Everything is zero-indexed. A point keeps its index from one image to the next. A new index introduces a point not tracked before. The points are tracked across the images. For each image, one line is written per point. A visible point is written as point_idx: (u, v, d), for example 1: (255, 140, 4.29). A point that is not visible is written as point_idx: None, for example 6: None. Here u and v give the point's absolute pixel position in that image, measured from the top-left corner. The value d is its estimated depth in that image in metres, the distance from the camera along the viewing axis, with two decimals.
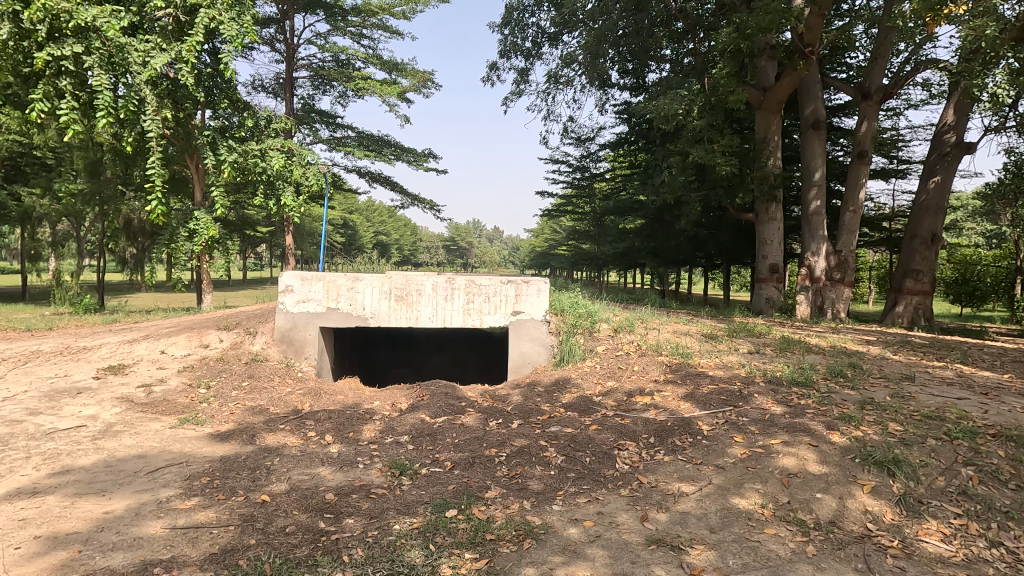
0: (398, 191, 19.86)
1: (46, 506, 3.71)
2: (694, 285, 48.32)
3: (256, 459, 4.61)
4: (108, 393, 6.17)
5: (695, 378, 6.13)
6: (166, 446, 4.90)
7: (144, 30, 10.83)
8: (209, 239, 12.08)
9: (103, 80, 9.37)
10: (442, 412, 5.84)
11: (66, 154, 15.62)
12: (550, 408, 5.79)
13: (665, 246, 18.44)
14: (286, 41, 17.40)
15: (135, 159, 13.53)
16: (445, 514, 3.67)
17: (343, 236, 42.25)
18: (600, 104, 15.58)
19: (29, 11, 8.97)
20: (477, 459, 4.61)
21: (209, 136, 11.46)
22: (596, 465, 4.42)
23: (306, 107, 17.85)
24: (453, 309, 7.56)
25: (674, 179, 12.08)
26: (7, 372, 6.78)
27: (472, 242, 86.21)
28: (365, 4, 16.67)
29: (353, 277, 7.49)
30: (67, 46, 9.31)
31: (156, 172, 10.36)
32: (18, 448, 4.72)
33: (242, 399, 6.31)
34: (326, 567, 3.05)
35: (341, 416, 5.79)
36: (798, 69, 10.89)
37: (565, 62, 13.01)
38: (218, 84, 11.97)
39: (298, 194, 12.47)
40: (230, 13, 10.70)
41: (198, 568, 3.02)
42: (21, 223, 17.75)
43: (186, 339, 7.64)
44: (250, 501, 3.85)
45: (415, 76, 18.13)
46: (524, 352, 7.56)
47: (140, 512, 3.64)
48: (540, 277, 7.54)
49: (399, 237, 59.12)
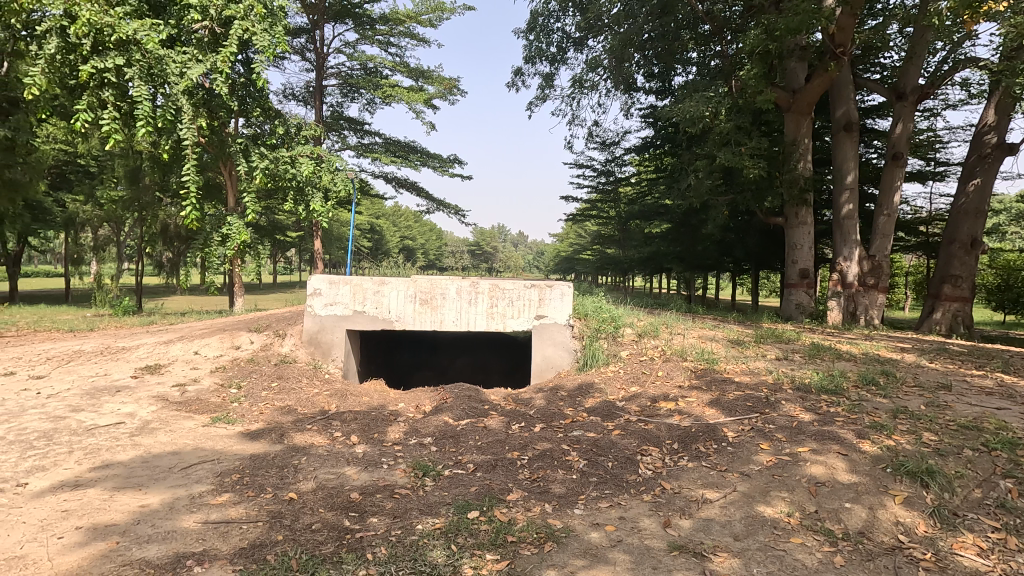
0: (424, 198, 20.08)
1: (87, 498, 3.87)
2: (722, 290, 47.70)
3: (283, 457, 4.72)
4: (145, 392, 6.39)
5: (720, 384, 6.05)
6: (199, 443, 5.06)
7: (182, 42, 11.25)
8: (241, 243, 12.40)
9: (143, 91, 9.81)
10: (466, 415, 5.88)
11: (108, 161, 16.34)
12: (573, 412, 5.79)
13: (691, 250, 18.22)
14: (316, 50, 17.85)
15: (172, 167, 14.02)
16: (467, 516, 3.70)
17: (370, 241, 42.88)
18: (625, 108, 15.50)
19: (76, 27, 9.54)
20: (500, 461, 4.64)
21: (242, 143, 11.90)
22: (619, 470, 4.41)
23: (334, 114, 18.22)
24: (476, 313, 7.61)
25: (701, 183, 11.93)
26: (51, 370, 7.10)
27: (495, 247, 86.93)
28: (392, 13, 16.99)
29: (379, 280, 7.58)
30: (110, 59, 9.84)
31: (191, 178, 10.71)
32: (61, 443, 4.92)
33: (271, 399, 6.49)
34: (350, 564, 3.11)
35: (367, 417, 5.88)
36: (830, 70, 10.67)
37: (590, 66, 13.02)
38: (251, 93, 12.34)
39: (327, 200, 12.71)
40: (262, 24, 11.04)
41: (227, 563, 3.11)
42: (65, 227, 18.58)
43: (218, 341, 7.87)
44: (279, 498, 3.94)
45: (441, 83, 18.36)
46: (547, 355, 7.56)
47: (174, 506, 3.77)
48: (564, 281, 7.59)
49: (424, 242, 59.80)
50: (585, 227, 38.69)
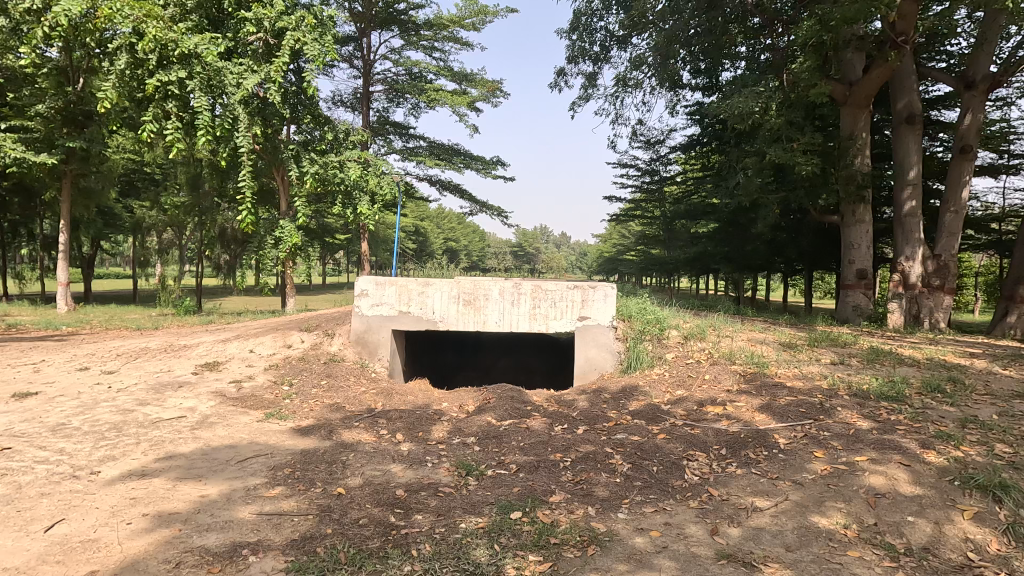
0: (467, 200, 20.29)
1: (152, 487, 4.10)
2: (773, 291, 46.02)
3: (332, 453, 4.87)
4: (204, 388, 6.72)
5: (771, 389, 5.85)
6: (254, 438, 5.28)
7: (239, 54, 11.78)
8: (292, 246, 12.87)
9: (203, 102, 10.35)
10: (509, 415, 5.90)
11: (172, 169, 17.29)
12: (617, 415, 5.72)
13: (740, 250, 17.68)
14: (363, 57, 18.34)
15: (230, 174, 14.69)
16: (510, 517, 3.71)
17: (415, 243, 43.64)
18: (671, 106, 15.21)
19: (143, 43, 10.20)
20: (542, 462, 4.63)
21: (293, 149, 12.36)
22: (664, 475, 4.32)
23: (380, 119, 18.66)
24: (519, 314, 7.62)
25: (750, 181, 11.58)
26: (121, 366, 7.57)
27: (538, 248, 86.84)
28: (437, 18, 17.26)
29: (424, 281, 7.72)
30: (173, 72, 10.44)
31: (247, 184, 11.20)
32: (130, 434, 5.24)
33: (321, 396, 6.70)
34: (396, 559, 3.17)
35: (412, 416, 5.99)
36: (890, 61, 10.17)
37: (634, 64, 12.85)
38: (302, 101, 12.79)
39: (374, 203, 13.04)
40: (312, 34, 11.42)
41: (280, 553, 3.23)
42: (133, 232, 19.78)
43: (272, 339, 8.19)
44: (328, 492, 4.07)
45: (484, 86, 18.52)
46: (590, 357, 7.50)
47: (231, 497, 3.95)
48: (607, 282, 7.50)
49: (467, 244, 60.40)
50: (629, 227, 38.14)
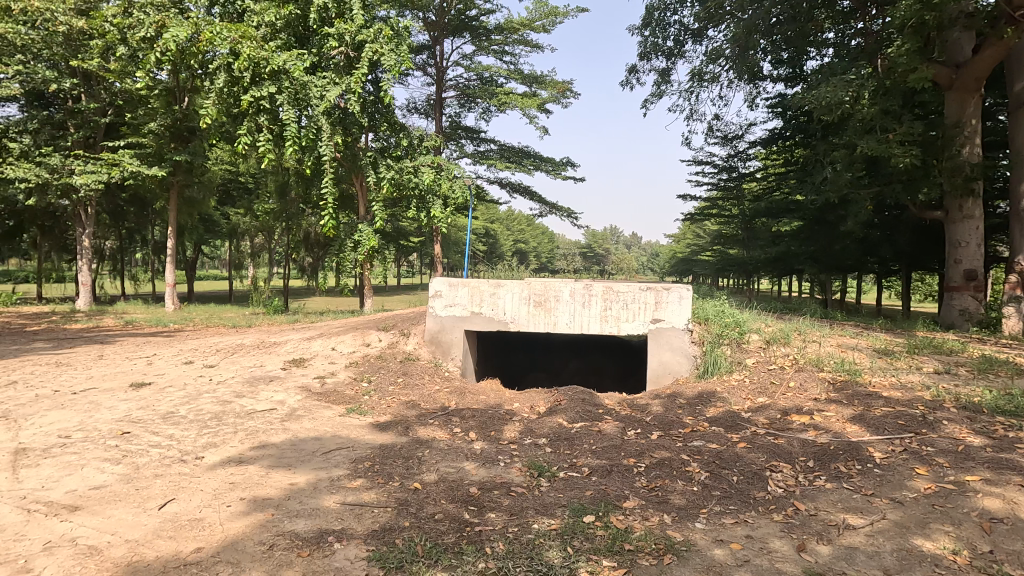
0: (537, 201, 20.36)
1: (248, 473, 4.43)
2: (864, 294, 42.75)
3: (409, 448, 5.04)
4: (292, 382, 7.18)
5: (865, 399, 5.44)
6: (337, 431, 5.57)
7: (322, 67, 12.48)
8: (370, 249, 13.46)
9: (291, 114, 11.08)
10: (581, 417, 5.87)
11: (263, 178, 18.59)
12: (693, 421, 5.54)
13: (828, 249, 16.57)
14: (436, 65, 18.87)
15: (314, 181, 15.59)
16: (583, 520, 3.69)
17: (485, 244, 44.29)
18: (750, 99, 14.53)
19: (239, 62, 11.10)
20: (615, 467, 4.56)
21: (371, 156, 12.92)
22: (745, 486, 4.13)
23: (453, 124, 19.12)
24: (590, 315, 7.55)
25: (839, 176, 10.83)
26: (220, 360, 8.23)
27: (608, 249, 85.57)
28: (507, 22, 17.45)
29: (495, 283, 7.82)
30: (265, 88, 11.25)
31: (329, 190, 11.85)
32: (228, 423, 5.68)
33: (398, 393, 6.97)
34: (470, 555, 3.24)
35: (484, 415, 6.10)
36: (1004, 39, 9.18)
37: (710, 57, 12.40)
38: (380, 110, 13.33)
39: (446, 207, 13.39)
40: (389, 45, 11.89)
41: (361, 542, 3.39)
42: (229, 237, 21.44)
43: (352, 338, 8.61)
44: (405, 487, 4.22)
45: (554, 87, 18.52)
46: (664, 361, 7.30)
47: (317, 486, 4.19)
48: (682, 284, 7.28)
49: (536, 245, 60.58)
50: (705, 227, 36.75)
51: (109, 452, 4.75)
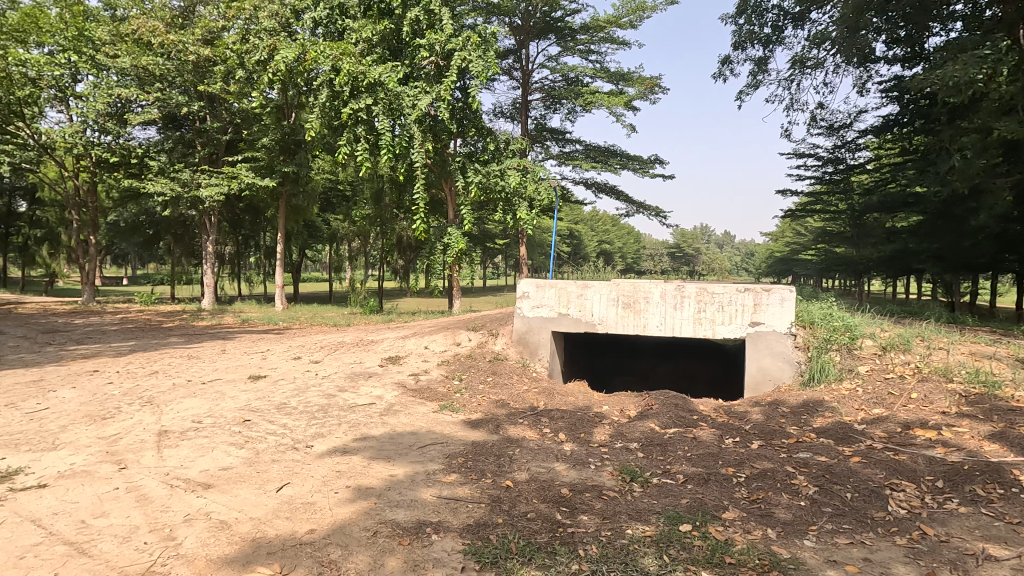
0: (623, 201, 19.98)
1: (353, 463, 4.72)
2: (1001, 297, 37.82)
3: (500, 447, 5.14)
4: (389, 379, 7.55)
5: (1006, 415, 4.82)
6: (431, 427, 5.79)
7: (414, 78, 13.03)
8: (459, 251, 13.85)
9: (386, 124, 11.68)
10: (674, 423, 5.68)
11: (360, 185, 19.72)
12: (798, 431, 5.19)
13: (955, 246, 14.84)
14: (522, 68, 19.07)
15: (406, 187, 16.31)
16: (679, 528, 3.57)
17: (570, 246, 44.09)
18: (860, 84, 13.37)
19: (340, 78, 11.88)
20: (712, 476, 4.37)
21: (460, 161, 13.29)
22: (860, 504, 3.80)
23: (538, 126, 19.23)
24: (682, 318, 7.29)
25: (971, 164, 9.67)
26: (324, 356, 8.84)
27: (699, 249, 82.12)
28: (593, 21, 17.29)
29: (583, 284, 7.77)
30: (363, 100, 11.94)
31: (420, 196, 12.35)
32: (333, 415, 6.09)
33: (487, 392, 7.12)
34: (564, 556, 3.24)
35: (573, 417, 6.08)
36: None
37: (814, 42, 11.55)
38: (468, 116, 13.69)
39: (532, 208, 13.49)
40: (477, 52, 12.19)
41: (457, 535, 3.50)
42: (330, 241, 22.97)
43: (443, 337, 8.91)
44: (497, 484, 4.30)
45: (642, 83, 18.09)
46: (763, 366, 6.89)
47: (415, 479, 4.38)
48: (783, 285, 6.84)
49: (622, 246, 59.41)
50: (806, 224, 34.25)
51: (234, 437, 5.25)
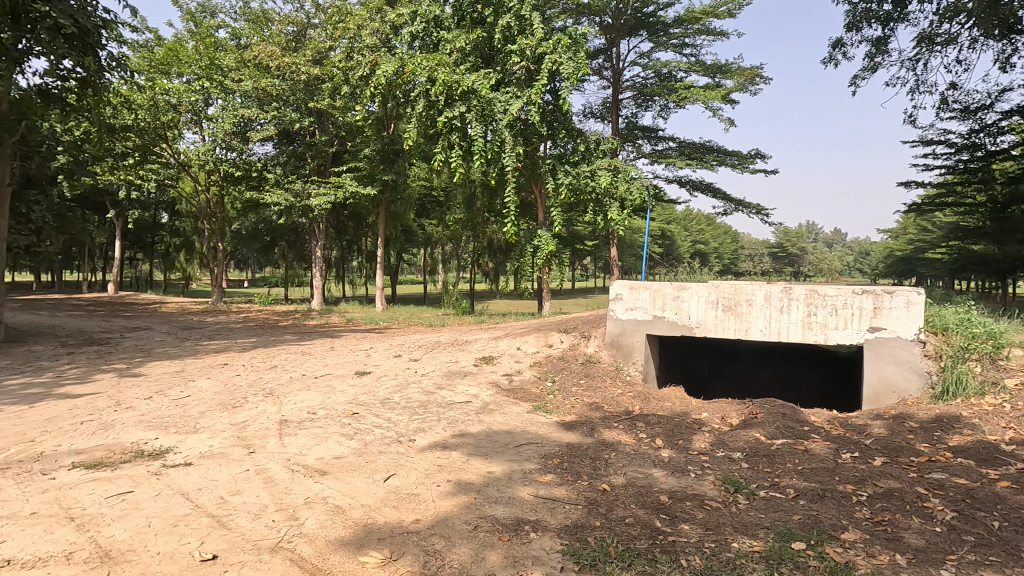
0: (721, 199, 19.06)
1: (452, 458, 4.89)
2: None
3: (595, 450, 5.10)
4: (484, 378, 7.74)
5: None
6: (525, 427, 5.87)
7: (506, 83, 13.28)
8: (549, 253, 13.90)
9: (479, 130, 12.01)
10: (782, 434, 5.33)
11: (453, 190, 20.41)
12: (930, 449, 4.67)
13: None
14: (612, 67, 18.81)
15: (497, 190, 16.64)
16: (791, 546, 3.35)
17: (662, 246, 42.72)
18: (1004, 58, 11.78)
19: (435, 88, 12.37)
20: (828, 492, 4.06)
21: (550, 164, 13.35)
22: (1011, 535, 3.35)
23: (629, 125, 18.86)
24: (790, 322, 6.83)
25: None
26: (422, 355, 9.24)
27: (804, 248, 76.35)
28: (687, 13, 16.68)
29: (679, 285, 7.51)
30: (457, 108, 12.35)
31: (511, 199, 12.56)
32: (433, 411, 6.35)
33: (581, 394, 7.08)
34: (666, 565, 3.15)
35: (671, 423, 5.89)
36: None
37: (945, 16, 10.35)
38: (558, 118, 13.72)
39: (623, 209, 13.25)
40: (568, 53, 12.20)
41: (556, 535, 3.52)
42: (425, 245, 23.94)
43: (535, 339, 8.98)
44: (594, 487, 4.27)
45: (741, 74, 17.17)
46: (885, 376, 6.28)
47: (512, 477, 4.46)
48: (909, 286, 6.20)
49: (718, 246, 56.64)
50: (934, 219, 30.73)
51: (344, 429, 5.64)
